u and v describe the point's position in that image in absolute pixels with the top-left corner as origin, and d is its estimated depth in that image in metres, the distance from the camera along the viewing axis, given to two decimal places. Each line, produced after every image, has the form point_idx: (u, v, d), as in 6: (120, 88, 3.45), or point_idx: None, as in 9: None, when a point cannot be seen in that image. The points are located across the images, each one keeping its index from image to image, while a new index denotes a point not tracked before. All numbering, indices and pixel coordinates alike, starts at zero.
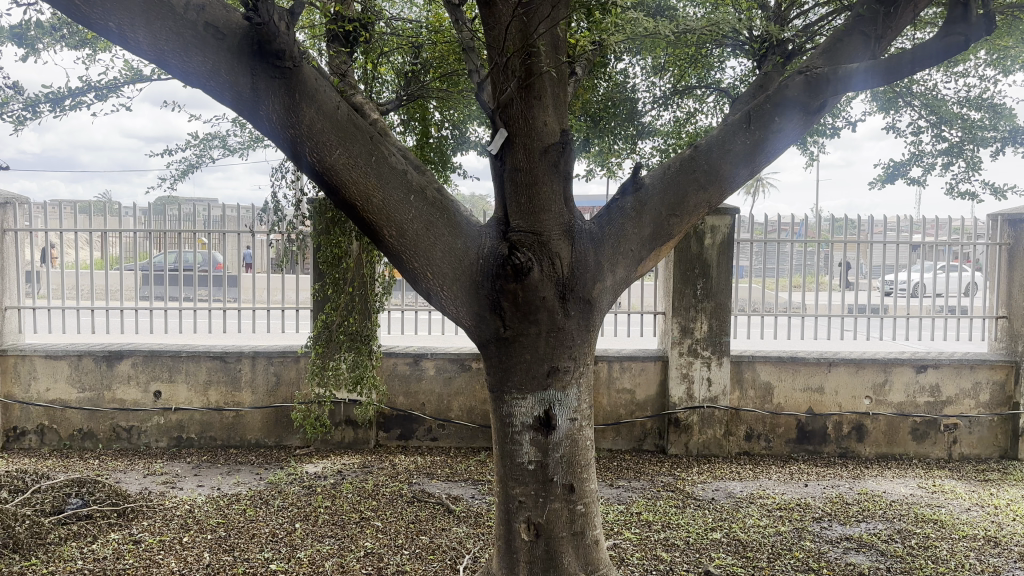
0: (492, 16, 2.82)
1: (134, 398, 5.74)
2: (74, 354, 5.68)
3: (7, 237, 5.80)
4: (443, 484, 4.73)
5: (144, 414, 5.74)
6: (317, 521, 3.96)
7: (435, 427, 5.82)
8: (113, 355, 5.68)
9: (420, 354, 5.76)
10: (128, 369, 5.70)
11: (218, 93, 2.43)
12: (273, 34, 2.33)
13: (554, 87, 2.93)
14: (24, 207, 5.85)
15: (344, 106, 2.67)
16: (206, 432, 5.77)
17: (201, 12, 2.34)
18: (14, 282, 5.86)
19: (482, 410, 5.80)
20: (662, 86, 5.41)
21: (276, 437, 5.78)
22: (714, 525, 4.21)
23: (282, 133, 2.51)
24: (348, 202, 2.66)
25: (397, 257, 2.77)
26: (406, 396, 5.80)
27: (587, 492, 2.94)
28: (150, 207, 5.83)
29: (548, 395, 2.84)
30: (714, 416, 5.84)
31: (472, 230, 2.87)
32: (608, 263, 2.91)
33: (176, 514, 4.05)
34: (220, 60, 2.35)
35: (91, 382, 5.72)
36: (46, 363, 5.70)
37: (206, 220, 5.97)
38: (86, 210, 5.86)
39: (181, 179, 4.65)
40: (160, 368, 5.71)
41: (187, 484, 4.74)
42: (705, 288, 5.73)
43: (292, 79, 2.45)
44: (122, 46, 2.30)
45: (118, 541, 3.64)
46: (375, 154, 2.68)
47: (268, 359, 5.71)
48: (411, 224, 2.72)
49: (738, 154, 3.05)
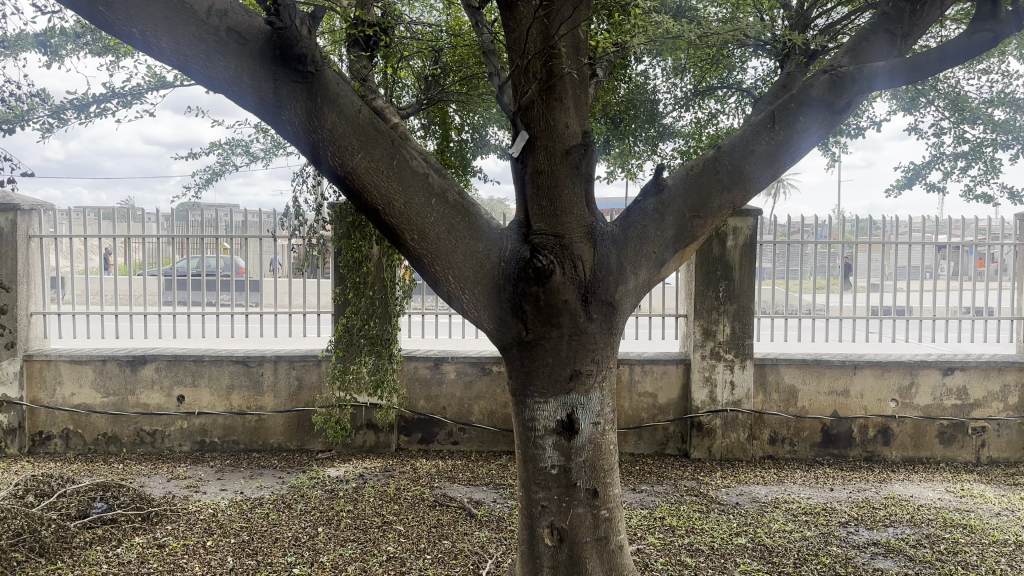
0: (513, 18, 2.83)
1: (158, 403, 5.78)
2: (98, 359, 5.73)
3: (33, 244, 5.88)
4: (466, 488, 4.72)
5: (167, 418, 5.78)
6: (339, 526, 3.97)
7: (456, 430, 5.80)
8: (137, 361, 5.73)
9: (441, 358, 5.75)
10: (152, 374, 5.75)
11: (241, 98, 2.43)
12: (295, 38, 2.34)
13: (576, 88, 2.92)
14: (49, 213, 5.93)
15: (366, 110, 2.66)
16: (230, 435, 5.80)
17: (223, 17, 2.34)
18: (40, 288, 5.93)
19: (503, 414, 5.79)
20: (684, 87, 5.37)
21: (298, 440, 5.80)
22: (738, 530, 4.16)
23: (305, 137, 2.51)
24: (370, 206, 2.66)
25: (419, 260, 2.76)
26: (427, 400, 5.80)
27: (611, 496, 2.92)
28: (174, 214, 5.90)
29: (570, 399, 2.82)
30: (737, 419, 5.78)
31: (493, 233, 2.85)
32: (631, 265, 2.88)
33: (200, 518, 4.07)
34: (243, 65, 2.36)
35: (116, 387, 5.77)
36: (71, 368, 5.76)
37: (227, 225, 5.98)
38: (110, 216, 5.94)
39: (205, 187, 4.68)
40: (184, 373, 5.75)
41: (210, 488, 4.76)
42: (727, 290, 5.68)
43: (314, 83, 2.45)
44: (146, 53, 2.31)
45: (142, 545, 3.67)
46: (396, 158, 2.67)
47: (290, 363, 5.73)
48: (433, 227, 2.71)
49: (762, 154, 3.01)
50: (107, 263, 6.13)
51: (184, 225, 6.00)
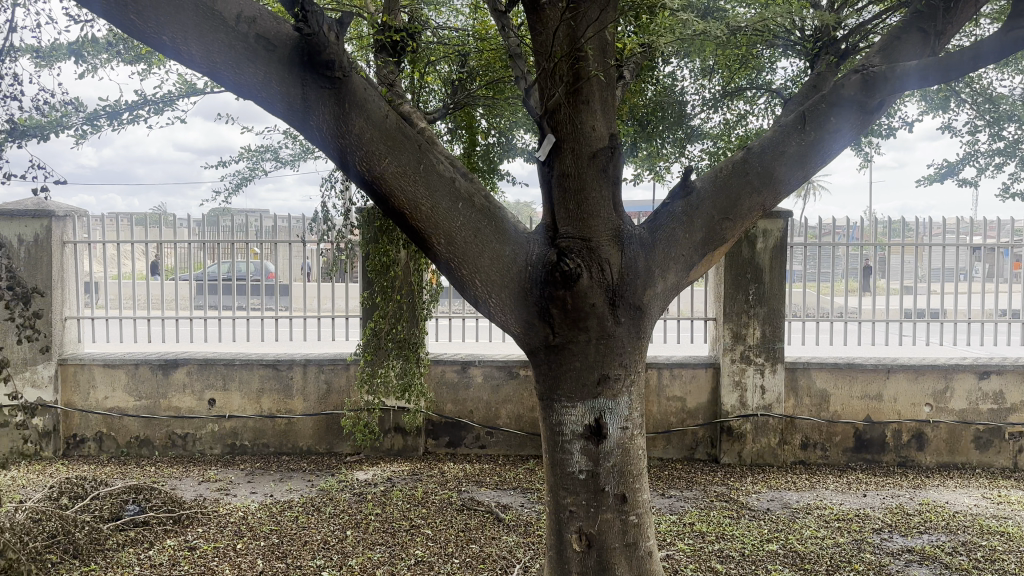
0: (540, 22, 2.82)
1: (189, 406, 5.85)
2: (131, 363, 5.82)
3: (67, 249, 5.98)
4: (494, 492, 4.71)
5: (199, 421, 5.85)
6: (368, 529, 3.98)
7: (483, 434, 5.80)
8: (169, 364, 5.81)
9: (469, 362, 5.75)
10: (183, 377, 5.82)
11: (270, 104, 2.45)
12: (322, 44, 2.35)
13: (603, 90, 2.90)
14: (83, 219, 6.03)
15: (393, 115, 2.67)
16: (260, 438, 5.85)
17: (252, 23, 2.36)
18: (74, 293, 6.03)
19: (530, 418, 5.77)
20: (712, 89, 5.33)
21: (327, 443, 5.84)
22: (770, 536, 4.10)
23: (333, 142, 2.52)
24: (398, 210, 2.66)
25: (446, 265, 2.76)
26: (454, 404, 5.80)
27: (640, 502, 2.89)
28: (205, 219, 5.95)
29: (598, 403, 2.80)
30: (768, 424, 5.71)
31: (520, 237, 2.85)
32: (659, 268, 2.85)
33: (231, 521, 4.11)
34: (272, 71, 2.37)
35: (148, 391, 5.85)
36: (105, 372, 5.85)
37: (258, 230, 6.08)
38: (142, 221, 6.03)
39: (235, 193, 4.73)
40: (215, 376, 5.81)
41: (241, 491, 4.80)
42: (757, 293, 5.62)
43: (342, 88, 2.46)
44: (177, 60, 2.34)
45: (174, 548, 3.70)
46: (423, 162, 2.67)
47: (320, 366, 5.78)
48: (460, 231, 2.71)
49: (793, 155, 2.97)
50: (140, 267, 6.21)
51: (216, 230, 6.04)
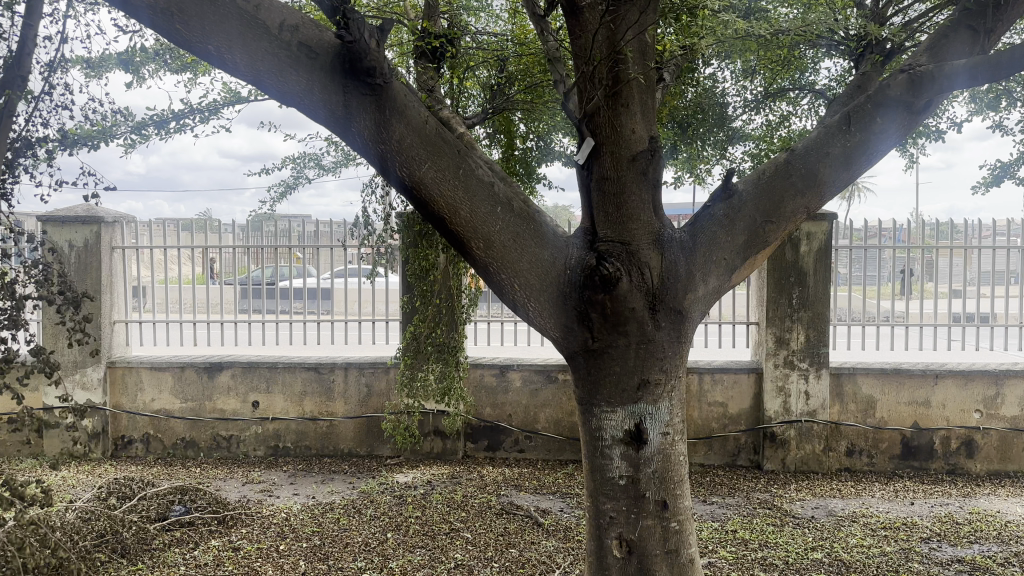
0: (579, 25, 2.81)
1: (233, 408, 5.95)
2: (178, 366, 5.93)
3: (115, 255, 6.11)
4: (533, 497, 4.70)
5: (243, 423, 5.94)
6: (408, 532, 4.00)
7: (522, 438, 5.79)
8: (214, 367, 5.91)
9: (507, 366, 5.76)
10: (228, 380, 5.92)
11: (313, 111, 2.48)
12: (363, 51, 2.37)
13: (643, 93, 2.88)
14: (131, 225, 6.18)
15: (433, 120, 2.68)
16: (302, 441, 5.93)
17: (295, 32, 2.39)
18: (122, 297, 6.17)
19: (570, 422, 5.75)
20: (754, 90, 5.27)
21: (368, 446, 5.89)
22: (814, 544, 4.03)
23: (374, 148, 2.54)
24: (437, 215, 2.67)
25: (485, 269, 2.77)
26: (493, 408, 5.81)
27: (681, 509, 2.86)
28: (249, 224, 6.06)
29: (638, 408, 2.78)
30: (813, 430, 5.60)
31: (559, 240, 2.84)
32: (701, 272, 2.82)
33: (274, 522, 4.16)
34: (314, 79, 2.40)
35: (194, 393, 5.96)
36: (152, 375, 5.97)
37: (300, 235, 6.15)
38: (188, 227, 6.17)
39: (279, 201, 4.80)
40: (258, 380, 5.91)
41: (284, 492, 4.87)
42: (801, 297, 5.53)
43: (382, 95, 2.48)
44: (222, 68, 2.38)
45: (218, 548, 3.77)
46: (463, 167, 2.68)
47: (360, 369, 5.83)
48: (499, 235, 2.71)
49: (838, 157, 2.92)
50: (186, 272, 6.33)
51: (259, 236, 6.14)
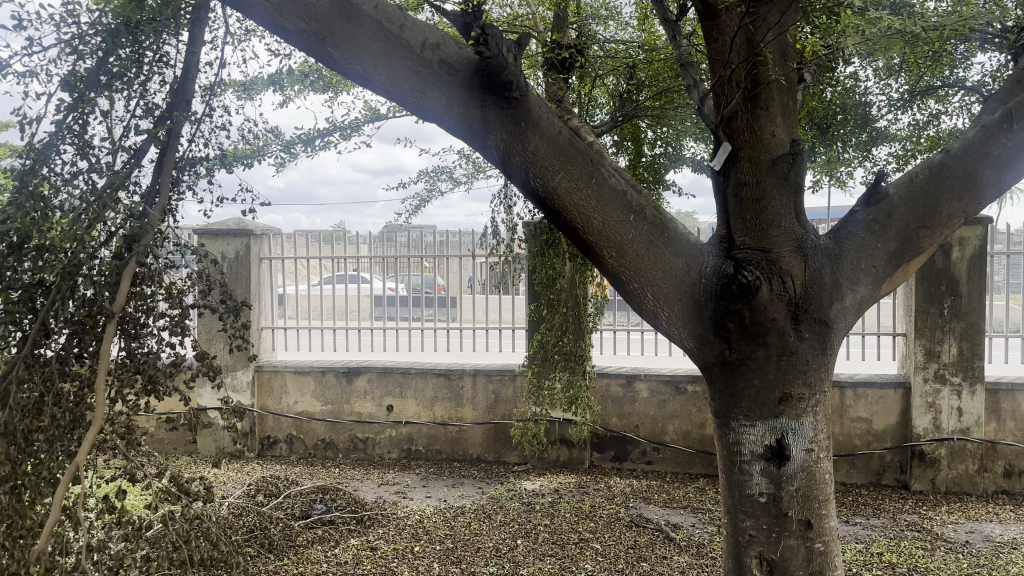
0: (717, 29, 2.74)
1: (370, 411, 6.18)
2: (318, 370, 6.23)
3: (264, 266, 6.55)
4: (663, 510, 4.61)
5: (378, 426, 6.16)
6: (537, 539, 4.02)
7: (650, 450, 5.70)
8: (351, 372, 6.17)
9: (635, 376, 5.69)
10: (363, 384, 6.17)
11: (452, 125, 2.54)
12: (502, 65, 2.40)
13: (783, 95, 2.78)
14: (277, 238, 6.57)
15: (566, 130, 2.68)
16: (432, 445, 6.08)
17: (436, 49, 2.45)
18: (269, 305, 6.62)
19: (700, 435, 5.61)
20: (899, 89, 4.98)
21: (496, 452, 5.97)
22: (972, 572, 3.73)
23: (510, 160, 2.57)
24: (570, 225, 2.67)
25: (617, 278, 2.74)
26: (620, 418, 5.75)
27: (826, 529, 2.72)
28: (382, 236, 6.37)
29: (780, 422, 2.68)
30: (967, 450, 5.21)
31: (694, 248, 2.77)
32: (847, 281, 2.69)
33: (408, 524, 4.29)
34: (454, 94, 2.46)
35: (333, 396, 6.24)
36: (295, 378, 6.30)
37: (429, 245, 6.39)
38: (325, 239, 6.49)
39: (413, 213, 4.96)
40: (392, 385, 6.11)
41: (416, 495, 5.01)
42: (954, 307, 5.16)
43: (519, 108, 2.51)
44: (366, 87, 2.47)
45: (357, 547, 3.91)
46: (596, 176, 2.66)
47: (488, 376, 5.93)
48: (632, 245, 2.67)
49: (998, 157, 2.71)
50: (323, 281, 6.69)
51: (393, 246, 6.42)
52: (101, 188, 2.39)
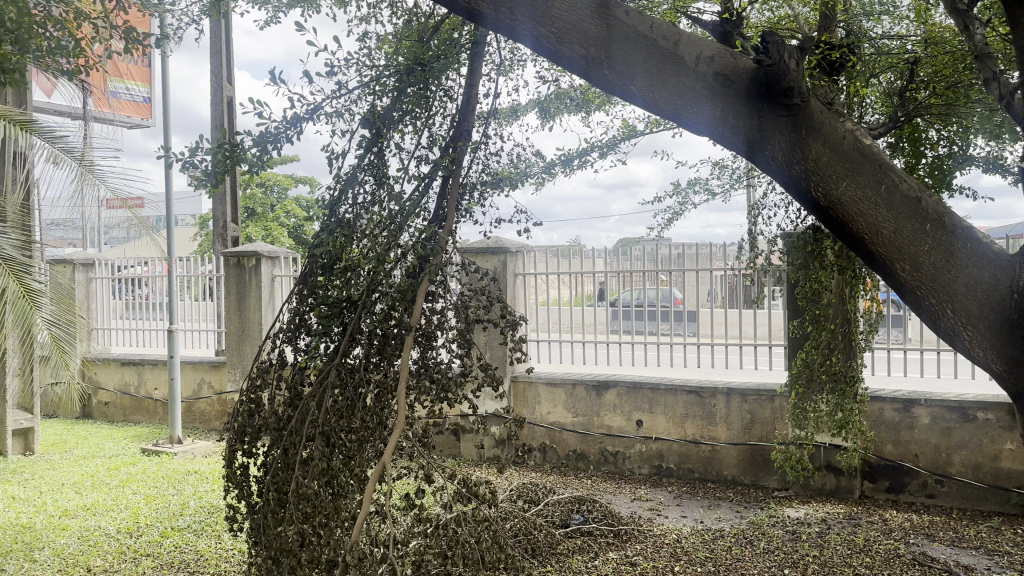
0: None
1: (620, 425, 6.21)
2: (569, 382, 6.38)
3: (516, 281, 6.80)
4: (951, 551, 4.13)
5: (628, 440, 6.17)
6: (806, 571, 3.78)
7: (932, 483, 5.14)
8: (602, 385, 6.24)
9: (912, 400, 5.18)
10: (614, 399, 6.21)
11: (726, 137, 2.48)
12: (783, 73, 2.32)
13: None
14: (529, 255, 6.84)
15: (851, 135, 2.52)
16: (685, 463, 5.97)
17: (711, 62, 2.42)
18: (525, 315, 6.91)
19: (994, 469, 4.97)
20: None
21: (752, 475, 5.72)
22: None
23: (789, 171, 2.46)
24: (856, 236, 2.49)
25: (910, 293, 2.51)
26: (895, 445, 5.26)
27: None
28: (615, 249, 6.40)
29: None
30: None
31: (1002, 259, 2.49)
32: None
33: (666, 542, 4.24)
34: (730, 106, 2.41)
35: (584, 408, 6.35)
36: (548, 390, 6.50)
37: (665, 259, 6.23)
38: (562, 253, 6.58)
39: (667, 227, 4.93)
40: (642, 400, 6.10)
41: (672, 513, 4.94)
42: None
43: (799, 114, 2.40)
44: (642, 106, 2.48)
45: (617, 561, 3.94)
46: (886, 182, 2.46)
47: (743, 395, 5.71)
48: (928, 256, 2.44)
49: None
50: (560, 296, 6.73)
51: (628, 259, 6.40)
52: (397, 211, 2.65)
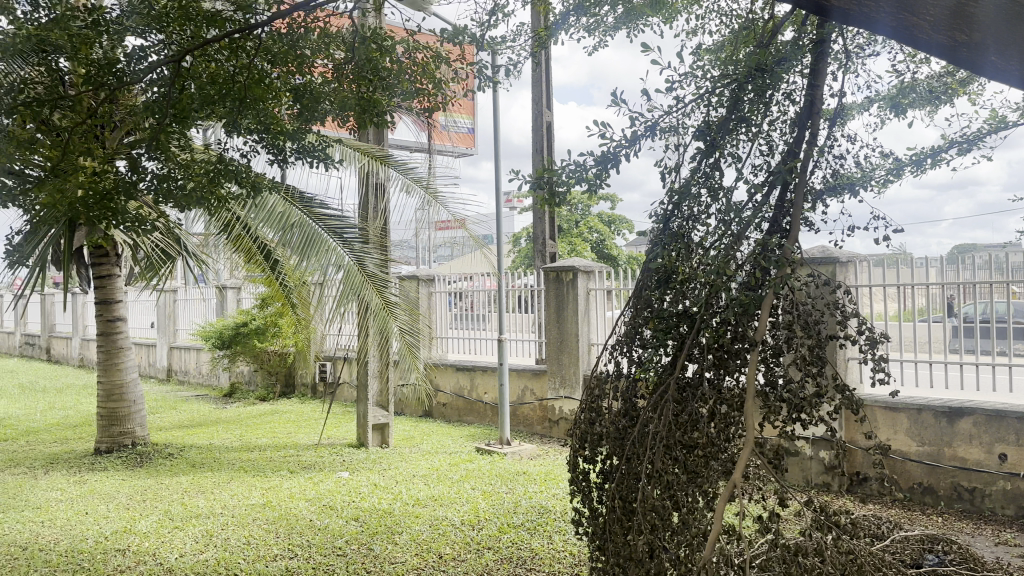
0: None
1: (977, 458, 5.45)
2: (913, 407, 5.75)
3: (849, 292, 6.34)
4: None
5: (989, 476, 5.40)
6: None
7: None
8: (954, 412, 5.55)
9: None
10: (970, 428, 5.48)
11: None
12: None
13: None
14: (863, 265, 6.26)
15: None
16: None
17: None
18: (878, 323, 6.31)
19: None
20: None
21: None
22: None
23: None
24: None
25: None
26: None
27: None
28: (944, 259, 5.72)
29: None
30: None
31: None
32: None
33: None
34: None
35: (931, 437, 5.67)
36: (886, 414, 5.92)
37: (1012, 268, 5.49)
38: (890, 263, 6.06)
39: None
40: (1007, 431, 5.31)
41: None
42: None
43: None
44: None
45: None
46: None
47: None
48: None
49: None
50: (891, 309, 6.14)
51: (966, 270, 5.68)
52: (733, 222, 2.53)
